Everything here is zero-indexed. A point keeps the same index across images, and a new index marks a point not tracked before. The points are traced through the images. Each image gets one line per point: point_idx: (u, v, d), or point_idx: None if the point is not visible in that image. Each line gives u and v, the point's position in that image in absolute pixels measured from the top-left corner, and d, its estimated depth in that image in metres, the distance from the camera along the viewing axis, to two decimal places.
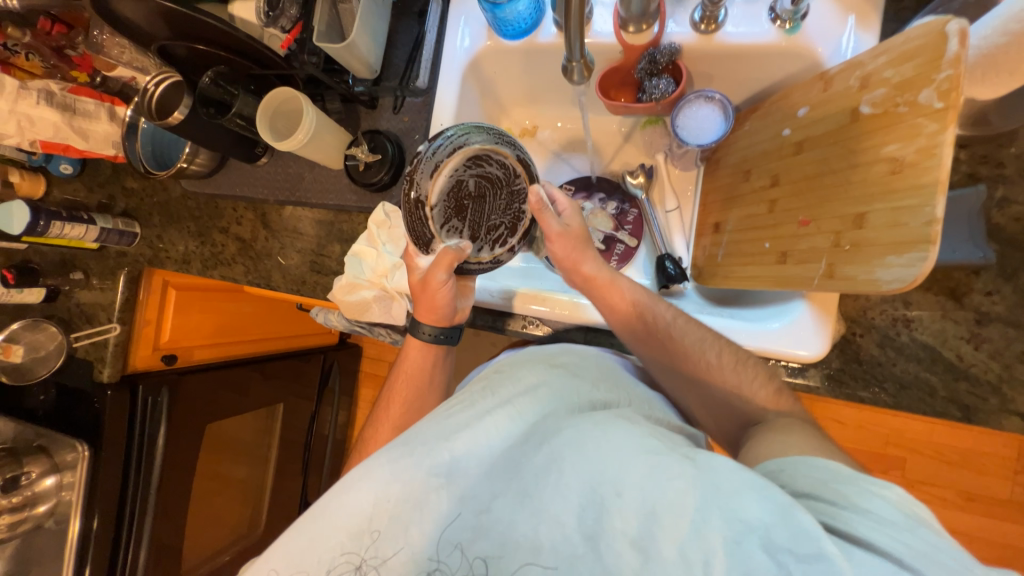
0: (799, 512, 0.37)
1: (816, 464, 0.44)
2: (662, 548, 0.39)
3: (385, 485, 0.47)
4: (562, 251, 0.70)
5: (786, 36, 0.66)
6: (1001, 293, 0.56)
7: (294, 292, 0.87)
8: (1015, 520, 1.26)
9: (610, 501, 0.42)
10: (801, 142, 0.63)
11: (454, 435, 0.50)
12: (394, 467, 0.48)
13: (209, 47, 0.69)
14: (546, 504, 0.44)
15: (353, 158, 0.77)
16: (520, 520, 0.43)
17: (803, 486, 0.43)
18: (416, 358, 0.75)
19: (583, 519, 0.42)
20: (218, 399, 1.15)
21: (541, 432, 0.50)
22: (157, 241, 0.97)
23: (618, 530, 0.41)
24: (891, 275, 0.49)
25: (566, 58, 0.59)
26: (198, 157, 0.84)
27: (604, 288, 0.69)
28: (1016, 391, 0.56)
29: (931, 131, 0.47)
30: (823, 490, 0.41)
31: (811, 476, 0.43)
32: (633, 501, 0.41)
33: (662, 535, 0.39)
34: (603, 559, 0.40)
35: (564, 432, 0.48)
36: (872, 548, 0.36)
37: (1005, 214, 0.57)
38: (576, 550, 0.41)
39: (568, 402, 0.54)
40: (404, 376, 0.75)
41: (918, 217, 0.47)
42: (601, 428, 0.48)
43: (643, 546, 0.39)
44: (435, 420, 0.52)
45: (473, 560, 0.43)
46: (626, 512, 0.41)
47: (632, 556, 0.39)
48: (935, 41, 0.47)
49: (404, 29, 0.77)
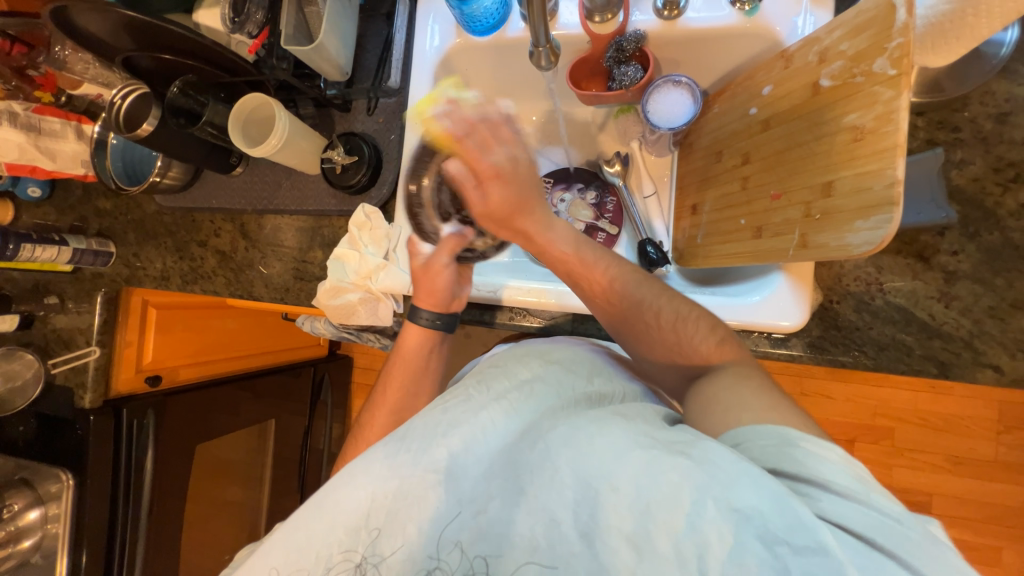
0: (795, 502, 0.37)
1: (772, 433, 0.44)
2: (657, 542, 0.39)
3: (382, 481, 0.47)
4: (496, 190, 0.60)
5: (746, 18, 0.68)
6: (966, 251, 0.58)
7: (278, 301, 0.86)
8: (1003, 480, 1.30)
9: (605, 495, 0.42)
10: (768, 120, 0.65)
11: (450, 433, 0.50)
12: (391, 463, 0.48)
13: (175, 55, 0.69)
14: (543, 501, 0.44)
15: (329, 161, 0.77)
16: (518, 518, 0.44)
17: (763, 459, 0.43)
18: (413, 340, 0.75)
19: (579, 516, 0.42)
20: (206, 418, 1.13)
21: (536, 428, 0.49)
22: (133, 259, 0.95)
23: (614, 527, 0.41)
24: (860, 238, 0.51)
25: (532, 44, 0.60)
26: (171, 170, 0.83)
27: (546, 245, 0.64)
28: (988, 345, 0.57)
29: (887, 98, 0.49)
30: (785, 463, 0.42)
31: (771, 447, 0.43)
32: (628, 497, 0.41)
33: (658, 530, 0.39)
34: (598, 554, 0.41)
35: (559, 428, 0.48)
36: (849, 531, 0.37)
37: (964, 176, 0.59)
38: (573, 547, 0.41)
39: (563, 397, 0.55)
40: (402, 362, 0.75)
41: (881, 180, 0.49)
42: (595, 423, 0.48)
43: (638, 543, 0.40)
44: (432, 416, 0.52)
45: (472, 559, 0.43)
46: (621, 508, 0.41)
47: (629, 554, 0.40)
48: (885, 12, 0.50)
49: (374, 32, 0.78)
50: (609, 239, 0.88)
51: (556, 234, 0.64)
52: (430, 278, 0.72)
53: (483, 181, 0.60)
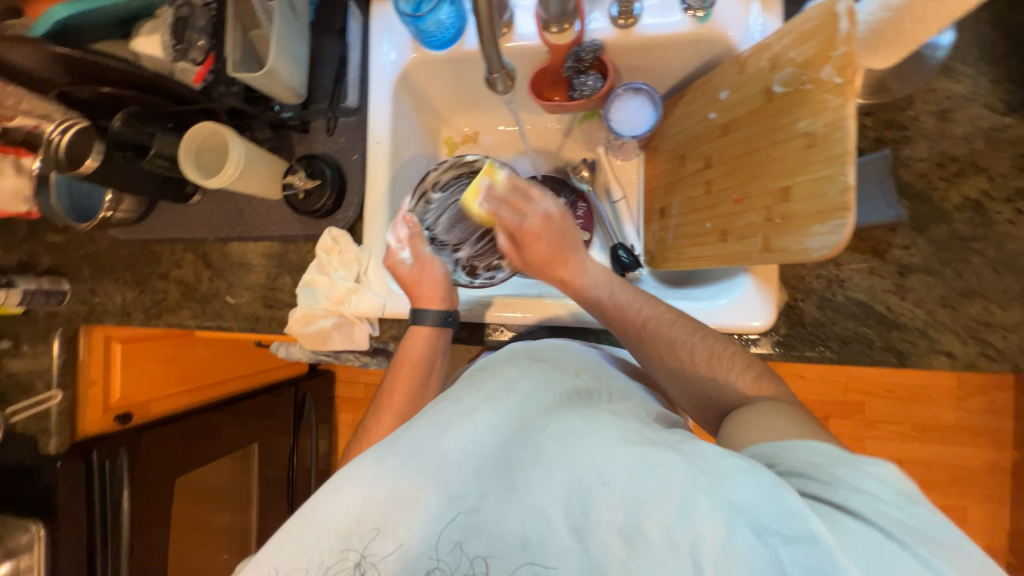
0: (786, 493, 0.38)
1: (811, 447, 0.45)
2: (649, 532, 0.40)
3: (373, 486, 0.46)
4: (537, 245, 0.74)
5: (699, 24, 0.68)
6: (917, 244, 0.61)
7: (248, 331, 0.83)
8: (964, 443, 1.38)
9: (598, 491, 0.43)
10: (727, 124, 0.66)
11: (442, 434, 0.49)
12: (382, 468, 0.47)
13: (114, 88, 0.65)
14: (535, 498, 0.43)
15: (291, 187, 0.77)
16: (509, 516, 0.43)
17: (799, 465, 0.44)
18: (422, 346, 0.73)
19: (570, 511, 0.42)
20: (182, 451, 1.09)
21: (530, 426, 0.50)
22: (90, 296, 0.91)
23: (605, 521, 0.41)
24: (817, 242, 0.53)
25: (487, 69, 0.56)
26: (122, 204, 0.79)
27: (581, 287, 0.72)
28: (941, 333, 0.60)
29: (836, 105, 0.50)
30: (816, 471, 0.42)
31: (809, 460, 0.44)
32: (620, 490, 0.42)
33: (648, 519, 0.40)
34: (589, 550, 0.41)
35: (552, 426, 0.49)
36: (859, 517, 0.38)
37: (911, 172, 0.61)
38: (564, 544, 0.41)
39: (554, 393, 0.55)
40: (408, 364, 0.72)
41: (834, 186, 0.50)
42: (587, 423, 0.49)
43: (631, 535, 0.40)
44: (422, 423, 0.51)
45: (473, 559, 0.42)
46: (613, 501, 0.42)
47: (620, 546, 0.40)
48: (829, 21, 0.51)
49: (327, 50, 0.76)
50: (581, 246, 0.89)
51: (590, 275, 0.72)
52: (426, 277, 0.74)
53: (528, 240, 0.75)
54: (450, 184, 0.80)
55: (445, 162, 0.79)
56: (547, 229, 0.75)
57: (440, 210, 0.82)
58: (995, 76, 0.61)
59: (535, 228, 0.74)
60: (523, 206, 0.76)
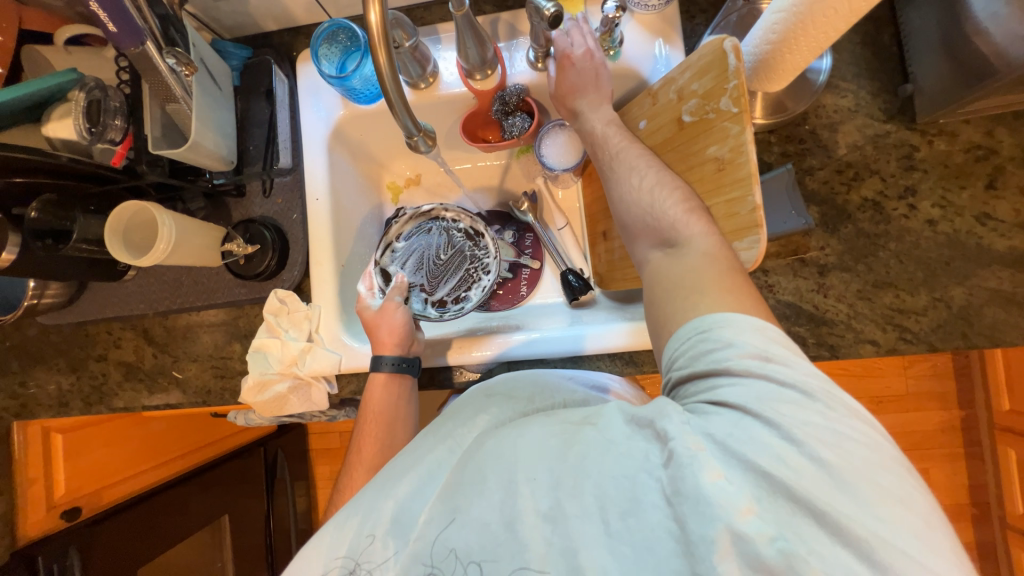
0: (665, 421, 0.38)
1: (698, 326, 0.43)
2: (566, 511, 0.39)
3: (332, 548, 0.45)
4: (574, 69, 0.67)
5: (611, 62, 0.73)
6: (830, 245, 0.67)
7: (200, 404, 0.80)
8: (917, 409, 1.47)
9: (521, 486, 0.41)
10: (648, 151, 0.70)
11: (397, 483, 0.46)
12: (340, 529, 0.46)
13: (26, 177, 0.61)
14: (475, 512, 0.41)
15: (231, 253, 0.76)
16: (454, 533, 0.41)
17: (686, 357, 0.43)
18: (380, 391, 0.71)
19: (502, 510, 0.41)
20: (142, 539, 1.02)
21: (472, 446, 0.46)
22: (21, 389, 0.84)
23: (528, 510, 0.40)
24: (739, 258, 0.57)
25: (406, 134, 0.55)
26: (48, 290, 0.75)
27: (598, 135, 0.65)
28: (863, 323, 0.65)
29: (735, 132, 0.55)
30: (694, 362, 0.42)
31: (688, 342, 0.43)
32: (541, 479, 0.40)
33: (565, 498, 0.39)
34: (518, 537, 0.39)
35: (490, 442, 0.45)
36: (727, 406, 0.37)
37: (815, 180, 0.67)
38: (498, 539, 0.40)
39: (504, 409, 0.51)
40: (371, 420, 0.69)
41: (745, 206, 0.55)
42: (519, 426, 0.45)
43: (552, 517, 0.39)
44: (379, 476, 0.49)
45: (467, 564, 0.40)
46: (536, 490, 0.40)
47: (542, 528, 0.39)
48: (720, 56, 0.56)
49: (255, 112, 0.75)
50: (533, 275, 0.92)
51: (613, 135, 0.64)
52: (386, 321, 0.73)
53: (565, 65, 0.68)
54: (410, 234, 0.85)
55: (404, 215, 0.86)
56: (582, 66, 0.67)
57: (407, 257, 0.85)
58: (872, 89, 0.68)
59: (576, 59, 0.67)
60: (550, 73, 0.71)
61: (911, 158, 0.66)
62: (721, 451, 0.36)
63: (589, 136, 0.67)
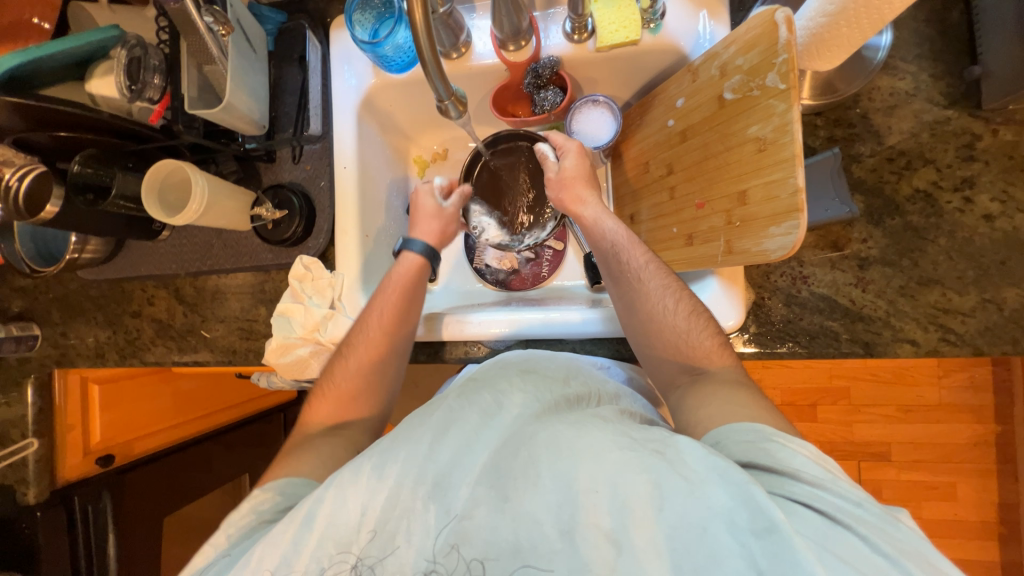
0: (758, 493, 0.41)
1: (746, 429, 0.50)
2: (634, 536, 0.41)
3: (370, 495, 0.46)
4: (572, 177, 0.72)
5: (651, 35, 0.70)
6: (874, 237, 0.63)
7: (225, 364, 0.82)
8: (948, 421, 1.40)
9: (585, 497, 0.43)
10: (685, 131, 0.67)
11: (442, 440, 0.49)
12: (379, 474, 0.47)
13: (72, 132, 0.64)
14: (524, 506, 0.44)
15: (259, 218, 0.77)
16: (502, 524, 0.43)
17: (741, 454, 0.48)
18: (412, 270, 0.72)
19: (561, 515, 0.43)
20: None
21: (517, 434, 0.48)
22: (62, 339, 0.88)
23: (593, 524, 0.42)
24: (775, 243, 0.54)
25: (437, 98, 0.54)
26: (88, 245, 0.78)
27: (595, 237, 0.70)
28: (903, 322, 0.62)
29: (781, 111, 0.52)
30: (756, 455, 0.47)
31: (745, 443, 0.49)
32: (605, 496, 0.43)
33: (634, 524, 0.41)
34: (578, 551, 0.42)
35: (541, 435, 0.47)
36: (814, 509, 0.42)
37: (863, 168, 0.64)
38: (555, 546, 0.42)
39: (543, 402, 0.52)
40: (397, 289, 0.70)
41: (785, 189, 0.52)
42: (575, 429, 0.48)
43: (617, 539, 0.41)
44: (426, 420, 0.51)
45: (469, 561, 0.43)
46: (600, 506, 0.43)
47: (608, 549, 0.41)
48: (770, 28, 0.53)
49: (288, 77, 0.75)
50: (556, 256, 0.91)
51: (606, 232, 0.69)
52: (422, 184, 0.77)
53: (568, 182, 0.73)
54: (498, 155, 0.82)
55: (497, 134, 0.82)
56: (578, 168, 0.72)
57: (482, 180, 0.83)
58: (935, 72, 0.63)
59: (569, 174, 0.72)
60: (544, 165, 0.75)
61: (972, 148, 0.61)
62: (820, 548, 0.39)
63: (585, 231, 0.71)
